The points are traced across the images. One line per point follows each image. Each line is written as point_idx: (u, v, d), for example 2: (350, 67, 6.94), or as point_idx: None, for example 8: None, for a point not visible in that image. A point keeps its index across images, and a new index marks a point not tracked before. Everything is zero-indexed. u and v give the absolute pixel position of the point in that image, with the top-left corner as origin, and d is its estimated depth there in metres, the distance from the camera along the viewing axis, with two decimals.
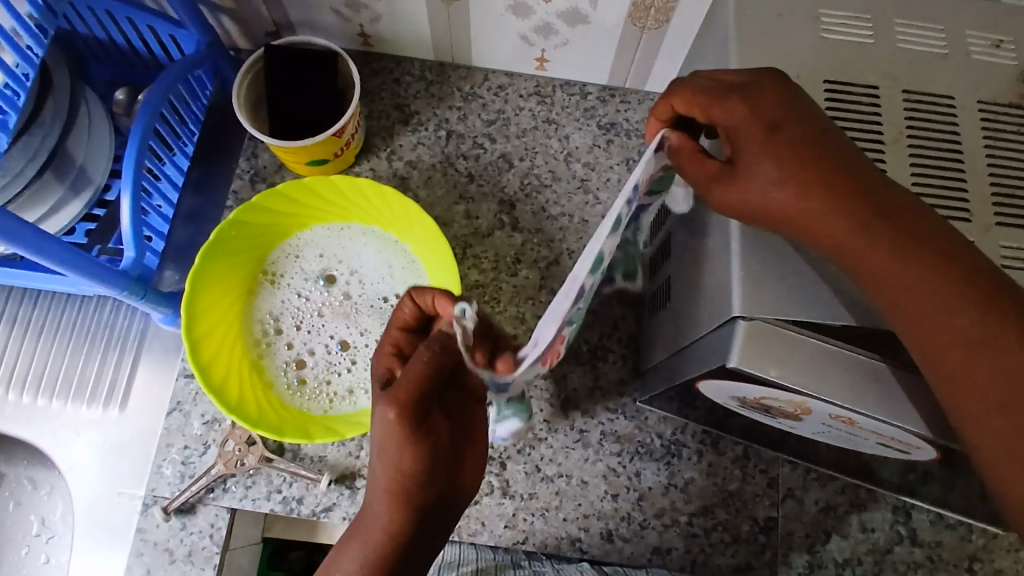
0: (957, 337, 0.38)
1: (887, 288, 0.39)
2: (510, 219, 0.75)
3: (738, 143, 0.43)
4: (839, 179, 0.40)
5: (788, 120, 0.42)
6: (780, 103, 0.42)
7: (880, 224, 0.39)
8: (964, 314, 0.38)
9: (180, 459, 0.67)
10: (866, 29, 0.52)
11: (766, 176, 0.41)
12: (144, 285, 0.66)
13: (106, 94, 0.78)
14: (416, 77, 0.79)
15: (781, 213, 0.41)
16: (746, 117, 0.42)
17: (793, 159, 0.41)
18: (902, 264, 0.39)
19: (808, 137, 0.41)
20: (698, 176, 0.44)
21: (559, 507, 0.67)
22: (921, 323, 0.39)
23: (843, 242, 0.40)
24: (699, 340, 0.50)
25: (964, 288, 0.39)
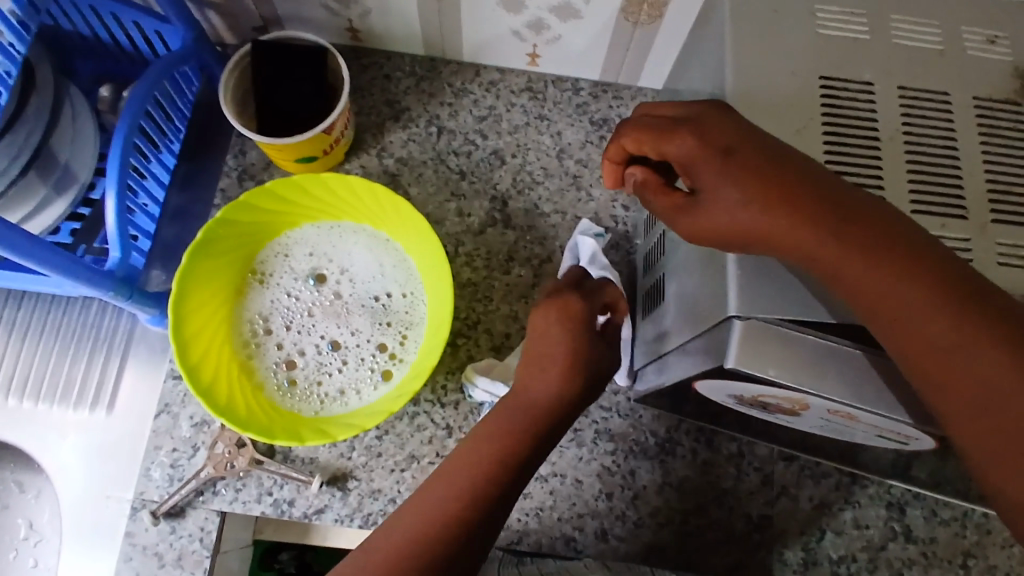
0: (938, 342, 0.37)
1: (863, 295, 0.39)
2: (502, 216, 0.74)
3: (692, 172, 0.43)
4: (798, 191, 0.40)
5: (737, 141, 0.42)
6: (726, 125, 0.43)
7: (850, 232, 0.39)
8: (947, 319, 0.37)
9: (169, 462, 0.66)
10: (861, 25, 0.52)
11: (728, 199, 0.41)
12: (131, 286, 0.65)
13: (90, 90, 0.76)
14: (406, 73, 0.78)
15: (745, 235, 0.41)
16: (694, 146, 0.43)
17: (746, 178, 0.41)
18: (877, 270, 0.38)
19: (759, 155, 0.41)
20: (666, 208, 0.45)
21: (553, 506, 0.66)
22: (902, 328, 0.38)
23: (814, 253, 0.39)
24: (694, 339, 0.49)
25: (945, 293, 0.37)
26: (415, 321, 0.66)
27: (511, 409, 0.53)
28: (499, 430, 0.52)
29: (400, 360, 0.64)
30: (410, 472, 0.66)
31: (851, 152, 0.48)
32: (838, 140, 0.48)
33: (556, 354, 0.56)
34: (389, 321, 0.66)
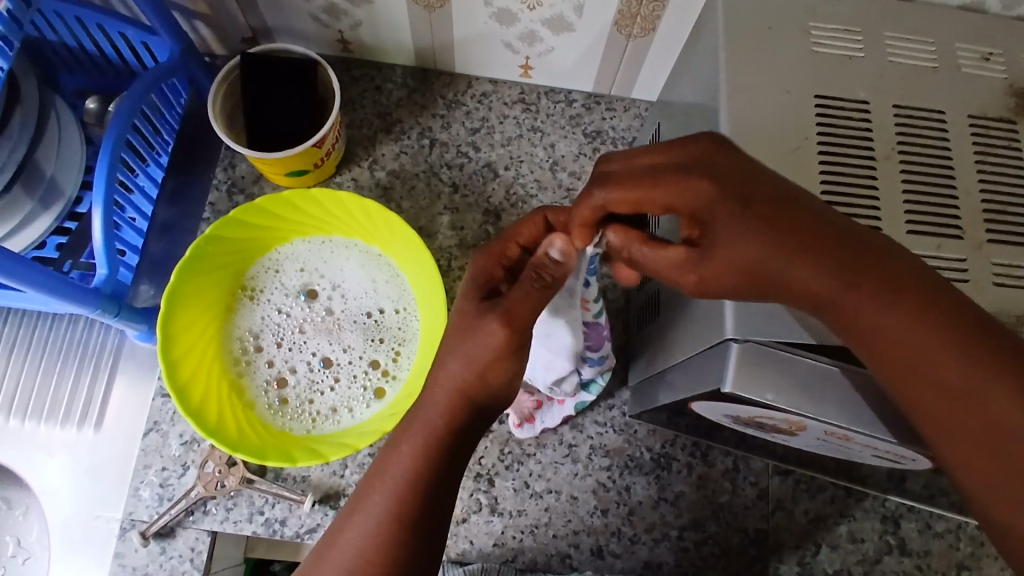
0: (941, 382, 0.37)
1: (869, 339, 0.39)
2: (496, 229, 0.74)
3: (699, 220, 0.41)
4: (813, 236, 0.39)
5: (742, 186, 0.41)
6: (721, 169, 0.41)
7: (857, 273, 0.39)
8: (949, 359, 0.37)
9: (158, 481, 0.65)
10: (855, 43, 0.51)
11: (741, 251, 0.40)
12: (118, 303, 0.64)
13: (76, 104, 0.75)
14: (398, 85, 0.78)
15: (761, 284, 0.40)
16: (700, 194, 0.41)
17: (763, 222, 0.40)
18: (882, 313, 0.38)
19: (771, 197, 0.40)
20: (666, 262, 0.43)
21: (549, 523, 0.66)
22: (902, 370, 0.38)
23: (823, 299, 0.39)
24: (690, 358, 0.49)
25: (948, 335, 0.38)
26: (407, 337, 0.65)
27: (431, 401, 0.43)
28: (425, 423, 0.43)
29: (393, 377, 0.64)
30: None
31: (847, 171, 0.48)
32: (834, 159, 0.48)
33: (471, 335, 0.42)
34: (382, 337, 0.65)
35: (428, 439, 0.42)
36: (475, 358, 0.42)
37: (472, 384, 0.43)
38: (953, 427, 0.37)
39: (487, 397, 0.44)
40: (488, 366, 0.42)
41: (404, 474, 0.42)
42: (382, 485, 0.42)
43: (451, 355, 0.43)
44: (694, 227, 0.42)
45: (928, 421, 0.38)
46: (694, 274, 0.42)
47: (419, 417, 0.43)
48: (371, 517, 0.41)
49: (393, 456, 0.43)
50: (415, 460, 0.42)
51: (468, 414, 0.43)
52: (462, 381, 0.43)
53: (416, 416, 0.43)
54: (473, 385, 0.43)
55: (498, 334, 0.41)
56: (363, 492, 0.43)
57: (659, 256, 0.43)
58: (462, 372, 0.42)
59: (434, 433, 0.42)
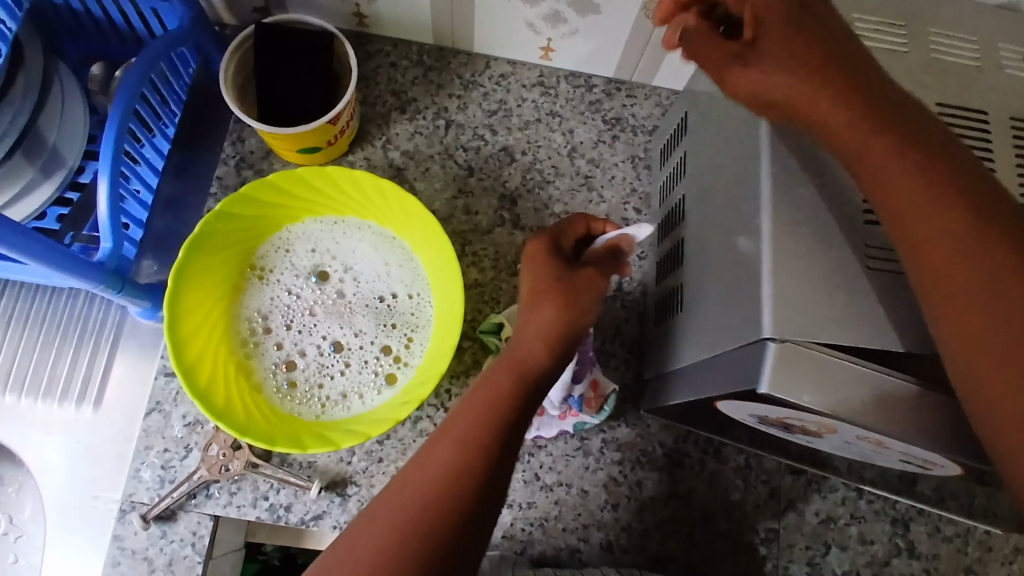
0: (981, 297, 0.36)
1: (905, 216, 0.38)
2: (511, 216, 0.72)
3: (762, 32, 0.41)
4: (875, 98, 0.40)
5: (820, 45, 0.41)
6: (803, 25, 0.41)
7: (923, 162, 0.38)
8: (995, 278, 0.36)
9: (159, 463, 0.63)
10: (899, 38, 0.50)
11: (795, 83, 0.40)
12: (122, 278, 0.62)
13: (81, 71, 0.72)
14: (413, 62, 0.75)
15: (807, 112, 0.40)
16: (777, 22, 0.41)
17: (822, 67, 0.40)
18: (937, 206, 0.38)
19: (846, 61, 0.41)
20: (711, 56, 0.42)
21: (558, 516, 0.65)
22: (937, 266, 0.37)
23: (875, 167, 0.39)
24: (718, 356, 0.48)
25: (1007, 261, 0.36)
26: (421, 323, 0.63)
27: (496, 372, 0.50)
28: (493, 392, 0.48)
29: (405, 364, 0.62)
30: None
31: None
32: None
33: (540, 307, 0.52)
34: (394, 323, 0.63)
35: (497, 406, 0.47)
36: (545, 339, 0.51)
37: (543, 350, 0.51)
38: (976, 347, 0.36)
39: (544, 382, 0.50)
40: (553, 346, 0.51)
41: (474, 435, 0.46)
42: (452, 441, 0.46)
43: (536, 299, 0.52)
44: (753, 35, 0.41)
45: (953, 329, 0.37)
46: (734, 70, 0.42)
47: (488, 386, 0.49)
48: (439, 469, 0.44)
49: (461, 418, 0.47)
50: (483, 426, 0.46)
51: (530, 391, 0.49)
52: (534, 345, 0.51)
53: (482, 386, 0.49)
54: (542, 360, 0.50)
55: (599, 281, 0.53)
56: (431, 447, 0.46)
57: (710, 41, 0.42)
58: (548, 320, 0.51)
59: (504, 402, 0.48)
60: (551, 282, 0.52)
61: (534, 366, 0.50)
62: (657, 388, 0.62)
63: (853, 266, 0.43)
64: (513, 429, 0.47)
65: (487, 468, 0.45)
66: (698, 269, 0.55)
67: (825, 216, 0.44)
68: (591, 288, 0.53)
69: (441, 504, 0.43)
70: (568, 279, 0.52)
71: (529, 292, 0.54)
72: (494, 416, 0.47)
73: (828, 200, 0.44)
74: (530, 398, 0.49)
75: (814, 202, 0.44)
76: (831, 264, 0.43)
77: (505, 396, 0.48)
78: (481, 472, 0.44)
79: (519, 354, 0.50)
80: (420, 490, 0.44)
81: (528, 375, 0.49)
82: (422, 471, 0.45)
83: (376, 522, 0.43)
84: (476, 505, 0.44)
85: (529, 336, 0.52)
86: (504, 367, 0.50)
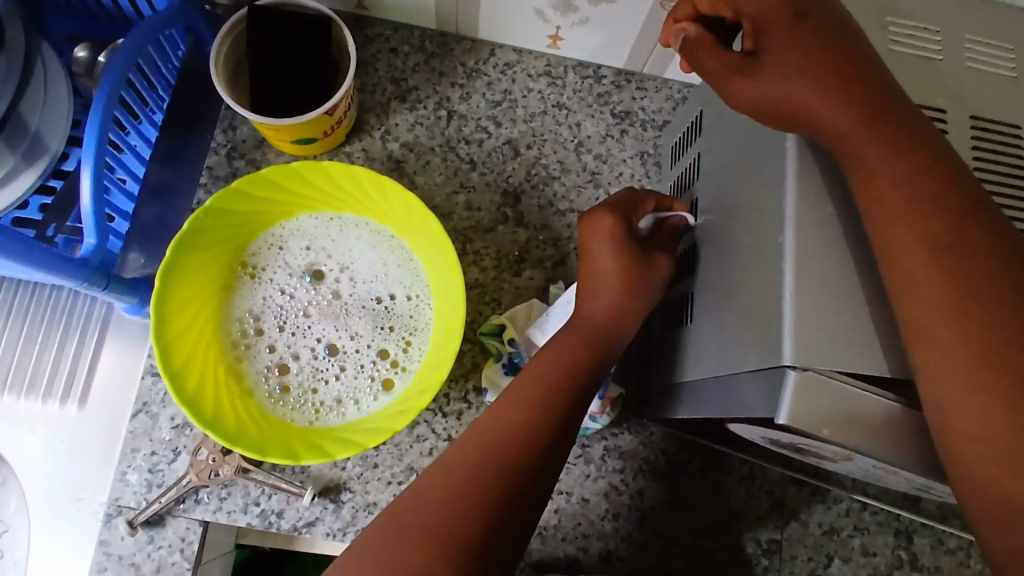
0: (954, 313, 0.39)
1: (907, 236, 0.40)
2: (514, 213, 0.69)
3: (767, 45, 0.42)
4: (882, 112, 0.41)
5: (830, 45, 0.42)
6: (819, 31, 0.42)
7: (912, 170, 0.41)
8: (970, 296, 0.39)
9: (146, 466, 0.61)
10: (934, 43, 0.47)
11: (801, 96, 0.41)
12: (107, 275, 0.59)
13: (64, 51, 0.68)
14: (415, 48, 0.72)
15: (813, 126, 0.41)
16: (781, 36, 0.42)
17: (825, 77, 0.41)
18: (921, 219, 0.40)
19: (856, 70, 0.41)
20: (716, 66, 0.43)
21: (558, 525, 0.64)
22: (915, 279, 0.39)
23: (872, 174, 0.41)
24: (732, 377, 0.46)
25: (1000, 283, 0.39)
26: (419, 327, 0.61)
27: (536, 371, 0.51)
28: (540, 382, 0.50)
29: (403, 369, 0.60)
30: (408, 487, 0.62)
31: None
32: None
33: (603, 293, 0.55)
34: (391, 326, 0.61)
35: (542, 395, 0.49)
36: (589, 337, 0.54)
37: (588, 344, 0.53)
38: (948, 360, 0.38)
39: (590, 378, 0.52)
40: (595, 344, 0.53)
41: (520, 421, 0.48)
42: (497, 425, 0.48)
43: (605, 279, 0.55)
44: (754, 44, 0.43)
45: (923, 345, 0.39)
46: (740, 82, 0.42)
47: (533, 376, 0.51)
48: (484, 449, 0.46)
49: (507, 405, 0.49)
50: (528, 415, 0.48)
51: (575, 386, 0.51)
52: (580, 337, 0.53)
53: (527, 376, 0.51)
54: (586, 355, 0.53)
55: (669, 262, 0.55)
56: (477, 430, 0.48)
57: (715, 55, 0.44)
58: (613, 299, 0.55)
59: (549, 392, 0.50)
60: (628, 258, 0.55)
61: (578, 363, 0.52)
62: (663, 398, 0.60)
63: (873, 294, 0.41)
64: (557, 419, 0.49)
65: (530, 453, 0.47)
66: (707, 279, 0.52)
67: (845, 241, 0.42)
68: (659, 268, 0.55)
69: (486, 482, 0.45)
70: (641, 261, 0.55)
71: (600, 268, 0.56)
72: (541, 407, 0.49)
73: (851, 223, 0.42)
74: (575, 392, 0.51)
75: (837, 223, 0.42)
76: (856, 290, 0.41)
77: (551, 387, 0.50)
78: (525, 458, 0.46)
79: (562, 351, 0.52)
80: (465, 468, 0.46)
81: (573, 370, 0.51)
82: (466, 450, 0.47)
83: (422, 497, 0.44)
84: (520, 487, 0.45)
85: (595, 315, 0.55)
86: (549, 361, 0.52)
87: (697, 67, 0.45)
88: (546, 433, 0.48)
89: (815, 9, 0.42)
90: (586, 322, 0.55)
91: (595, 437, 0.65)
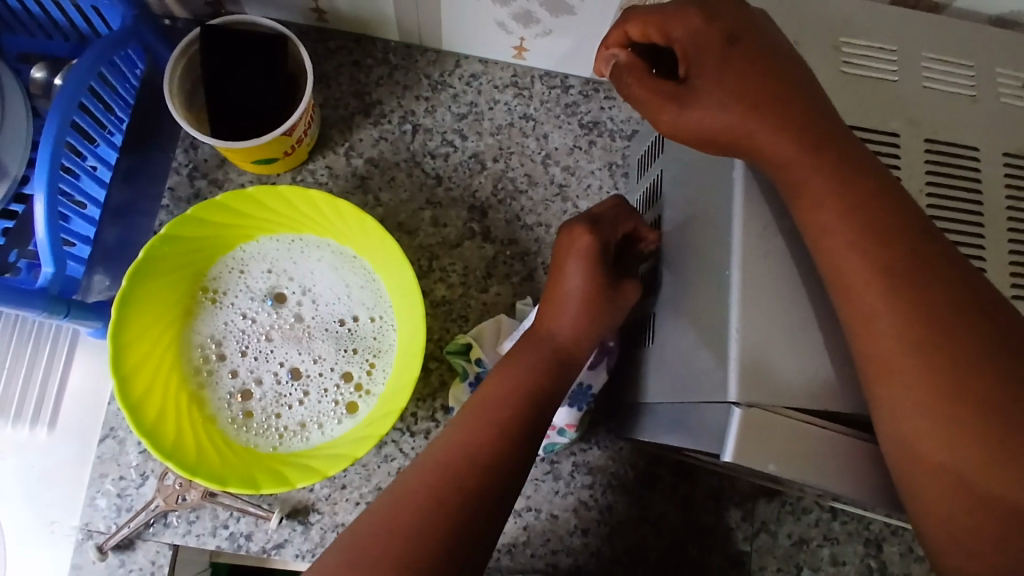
0: (918, 348, 0.35)
1: (860, 271, 0.37)
2: (481, 228, 0.68)
3: (700, 73, 0.41)
4: (827, 141, 0.39)
5: (766, 72, 0.40)
6: (759, 56, 0.40)
7: (856, 200, 0.38)
8: (935, 331, 0.35)
9: (115, 491, 0.61)
10: (889, 64, 0.46)
11: (738, 127, 0.39)
12: (67, 302, 0.59)
13: (20, 69, 0.67)
14: (379, 60, 0.71)
15: (754, 157, 0.40)
16: (715, 64, 0.40)
17: (768, 105, 0.39)
18: (880, 249, 0.37)
19: (799, 98, 0.40)
20: (648, 95, 0.42)
21: (527, 542, 0.64)
22: (870, 315, 0.36)
23: (818, 207, 0.38)
24: (682, 407, 0.46)
25: (964, 319, 0.35)
26: (383, 348, 0.61)
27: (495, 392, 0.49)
28: (507, 395, 0.49)
29: (367, 392, 0.60)
30: None
31: None
32: None
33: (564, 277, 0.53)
34: (355, 348, 0.61)
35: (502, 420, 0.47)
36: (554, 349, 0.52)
37: (548, 359, 0.51)
38: (907, 396, 0.35)
39: (554, 391, 0.50)
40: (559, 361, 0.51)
41: (488, 434, 0.46)
42: (462, 439, 0.46)
43: (570, 301, 0.52)
44: (686, 72, 0.42)
45: (880, 379, 0.36)
46: (673, 112, 0.40)
47: (497, 391, 0.49)
48: (449, 462, 0.45)
49: (471, 418, 0.47)
50: (491, 423, 0.47)
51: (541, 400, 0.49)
52: (539, 355, 0.51)
53: (491, 389, 0.50)
54: (545, 375, 0.50)
55: (637, 292, 0.52)
56: (440, 445, 0.46)
57: (646, 85, 0.42)
58: (575, 322, 0.52)
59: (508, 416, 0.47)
60: (589, 294, 0.52)
61: (545, 379, 0.50)
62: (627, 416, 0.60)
63: (832, 327, 0.39)
64: (521, 436, 0.47)
65: (494, 463, 0.45)
66: (662, 300, 0.52)
67: (796, 271, 0.40)
68: (625, 297, 0.52)
69: (449, 498, 0.43)
70: (606, 295, 0.52)
71: (567, 292, 0.53)
72: (507, 418, 0.47)
73: None
74: (540, 406, 0.49)
75: (784, 255, 0.40)
76: None
77: (516, 397, 0.49)
78: (491, 471, 0.45)
79: (524, 368, 0.50)
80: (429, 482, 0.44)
81: (536, 386, 0.50)
82: (429, 464, 0.45)
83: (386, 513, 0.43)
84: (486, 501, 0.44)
85: (555, 334, 0.52)
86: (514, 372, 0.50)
87: (627, 95, 0.43)
88: (511, 452, 0.46)
89: (754, 29, 0.41)
90: (545, 338, 0.52)
91: (565, 453, 0.66)
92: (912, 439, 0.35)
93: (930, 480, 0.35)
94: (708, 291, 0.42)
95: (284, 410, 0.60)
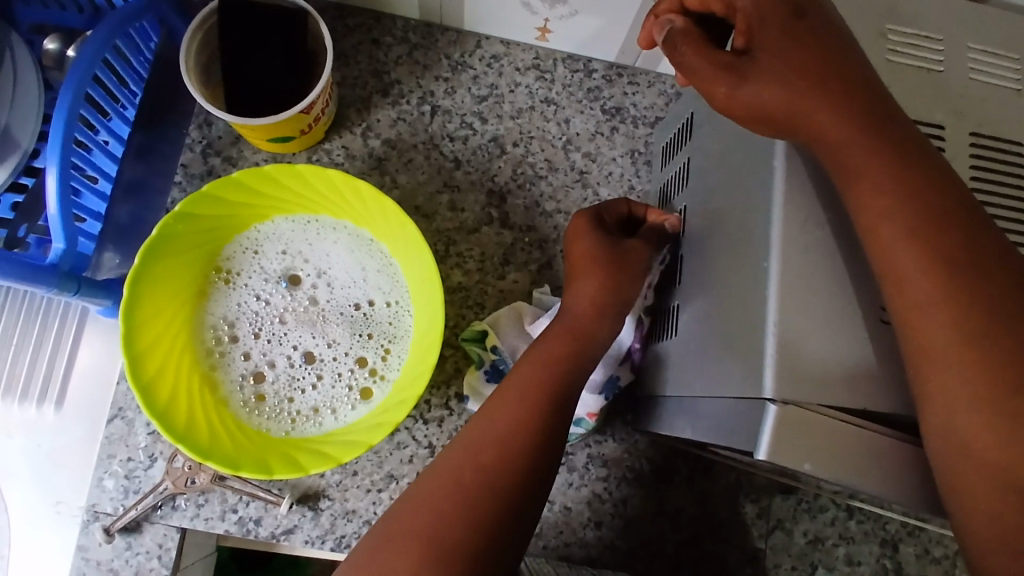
0: (964, 346, 0.35)
1: (905, 267, 0.36)
2: (500, 213, 0.67)
3: (755, 50, 0.39)
4: (882, 131, 0.37)
5: (820, 56, 0.38)
6: (811, 37, 0.39)
7: (906, 192, 0.36)
8: (981, 329, 0.34)
9: (123, 472, 0.60)
10: (935, 54, 0.44)
11: (785, 110, 0.38)
12: (78, 279, 0.57)
13: (32, 41, 0.66)
14: (398, 39, 0.69)
15: (805, 141, 0.38)
16: (778, 39, 0.39)
17: (822, 87, 0.38)
18: (929, 241, 0.36)
19: (851, 85, 0.38)
20: (705, 64, 0.39)
21: (540, 534, 0.63)
22: (925, 307, 0.35)
23: (865, 200, 0.37)
24: (705, 402, 0.45)
25: (1011, 316, 0.34)
26: (399, 334, 0.60)
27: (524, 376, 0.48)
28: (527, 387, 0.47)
29: (382, 378, 0.59)
30: (388, 494, 0.61)
31: None
32: None
33: (579, 251, 0.52)
34: (370, 333, 0.60)
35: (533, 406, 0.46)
36: (552, 365, 0.48)
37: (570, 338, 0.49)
38: (954, 396, 0.34)
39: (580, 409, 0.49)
40: (563, 370, 0.48)
41: (504, 441, 0.44)
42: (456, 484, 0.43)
43: (583, 263, 0.51)
44: (745, 43, 0.40)
45: (926, 378, 0.35)
46: (730, 84, 0.39)
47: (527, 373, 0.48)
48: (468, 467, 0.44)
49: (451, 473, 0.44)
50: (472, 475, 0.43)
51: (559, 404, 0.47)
52: (558, 339, 0.49)
53: (496, 408, 0.46)
54: (570, 358, 0.49)
55: (647, 253, 0.51)
56: (414, 504, 0.43)
57: (702, 53, 0.40)
58: (593, 287, 0.50)
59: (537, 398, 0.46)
60: (603, 252, 0.51)
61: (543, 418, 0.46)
62: (646, 410, 0.59)
63: (874, 322, 0.38)
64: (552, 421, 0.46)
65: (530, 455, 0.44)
66: (688, 292, 0.50)
67: (840, 266, 0.38)
68: (640, 258, 0.51)
69: (459, 518, 0.41)
70: (618, 250, 0.51)
71: (586, 261, 0.51)
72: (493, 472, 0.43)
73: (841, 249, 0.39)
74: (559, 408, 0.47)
75: (826, 247, 0.38)
76: None
77: (508, 449, 0.44)
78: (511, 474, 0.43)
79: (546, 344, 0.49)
80: (439, 500, 0.42)
81: (546, 412, 0.46)
82: (462, 455, 0.44)
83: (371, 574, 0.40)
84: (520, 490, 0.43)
85: (572, 307, 0.51)
86: (506, 409, 0.46)
87: (678, 63, 0.41)
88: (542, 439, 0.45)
89: (820, 11, 0.40)
90: (566, 318, 0.51)
91: (581, 445, 0.65)
92: (958, 438, 0.34)
93: (973, 481, 0.34)
94: (741, 284, 0.41)
95: (297, 394, 0.59)
